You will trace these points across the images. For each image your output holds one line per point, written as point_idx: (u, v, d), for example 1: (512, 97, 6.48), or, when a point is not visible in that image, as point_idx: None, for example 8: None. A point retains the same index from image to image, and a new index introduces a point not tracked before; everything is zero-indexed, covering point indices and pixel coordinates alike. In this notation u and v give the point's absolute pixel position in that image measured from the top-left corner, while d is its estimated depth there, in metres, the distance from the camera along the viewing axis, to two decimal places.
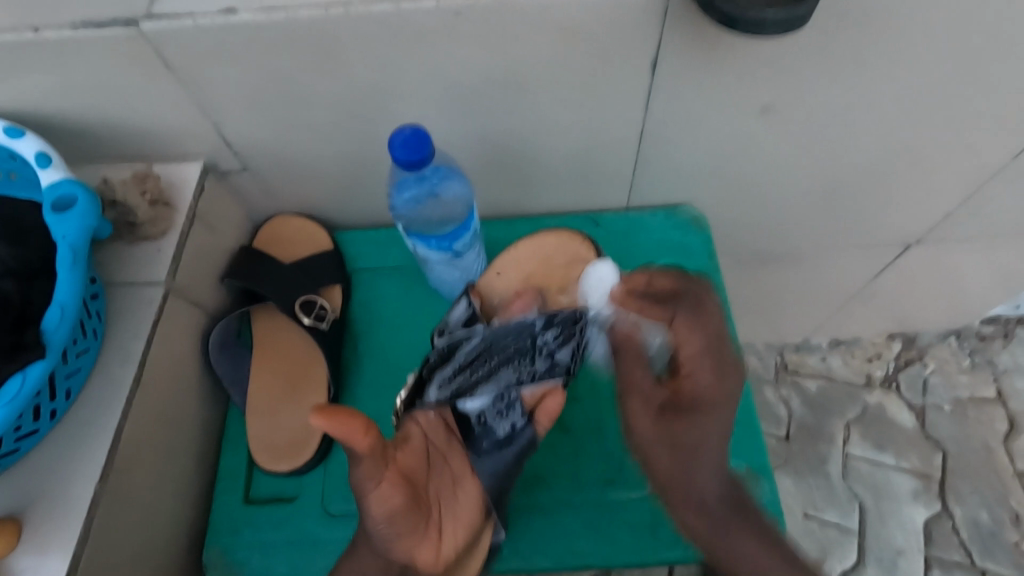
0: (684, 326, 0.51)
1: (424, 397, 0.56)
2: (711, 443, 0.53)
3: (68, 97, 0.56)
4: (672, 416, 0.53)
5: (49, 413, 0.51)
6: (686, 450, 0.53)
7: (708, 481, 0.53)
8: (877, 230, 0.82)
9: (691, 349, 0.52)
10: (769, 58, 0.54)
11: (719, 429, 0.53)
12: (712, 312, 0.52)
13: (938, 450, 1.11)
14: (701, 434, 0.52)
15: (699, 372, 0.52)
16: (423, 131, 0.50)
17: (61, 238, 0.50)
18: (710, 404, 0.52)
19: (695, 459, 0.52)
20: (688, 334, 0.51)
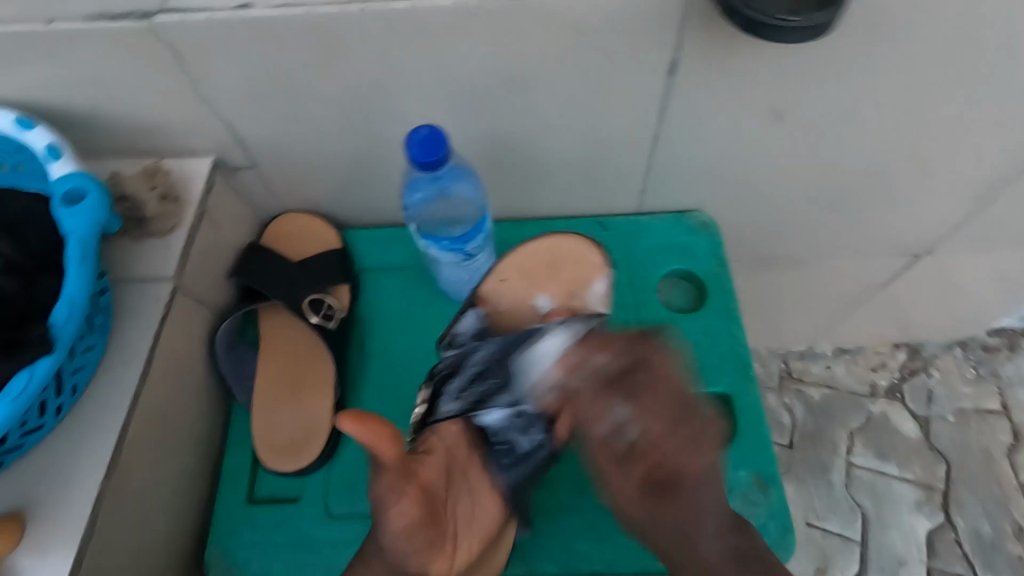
0: (630, 406, 0.45)
1: (436, 411, 0.58)
2: (698, 513, 0.48)
3: (78, 90, 0.56)
4: (651, 494, 0.48)
5: (55, 409, 0.50)
6: (665, 520, 0.48)
7: (704, 543, 0.49)
8: (886, 238, 0.81)
9: (650, 426, 0.46)
10: (788, 63, 0.54)
11: (706, 501, 0.48)
12: (666, 371, 0.46)
13: (941, 460, 1.10)
14: (686, 507, 0.48)
15: (664, 445, 0.46)
16: (440, 132, 0.49)
17: (71, 233, 0.49)
18: (689, 477, 0.47)
19: (673, 525, 0.48)
20: (645, 418, 0.45)
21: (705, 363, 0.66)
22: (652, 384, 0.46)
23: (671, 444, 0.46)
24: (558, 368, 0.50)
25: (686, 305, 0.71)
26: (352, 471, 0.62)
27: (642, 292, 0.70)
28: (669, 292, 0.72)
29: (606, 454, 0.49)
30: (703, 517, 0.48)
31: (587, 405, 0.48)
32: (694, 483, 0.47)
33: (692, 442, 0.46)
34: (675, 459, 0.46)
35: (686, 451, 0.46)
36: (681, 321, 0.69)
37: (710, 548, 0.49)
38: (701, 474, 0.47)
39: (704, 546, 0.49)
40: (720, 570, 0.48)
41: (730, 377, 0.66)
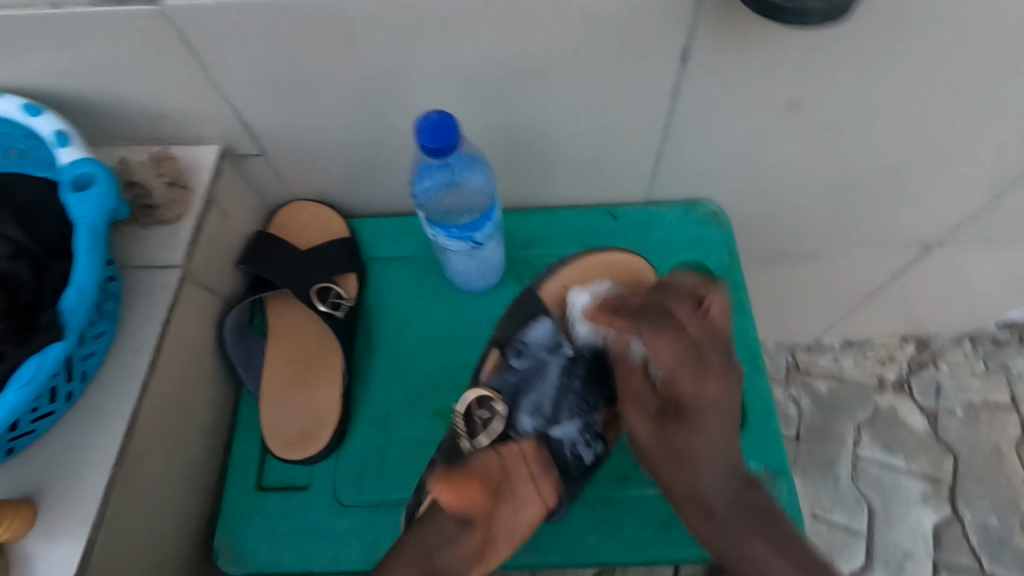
0: (648, 336, 0.49)
1: (515, 424, 0.60)
2: (705, 453, 0.51)
3: (85, 76, 0.56)
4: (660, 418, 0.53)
5: (65, 395, 0.50)
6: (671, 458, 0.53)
7: (711, 478, 0.52)
8: (899, 230, 0.80)
9: (666, 356, 0.49)
10: (804, 50, 0.53)
11: (713, 432, 0.51)
12: (688, 316, 0.50)
13: (949, 454, 1.10)
14: (699, 442, 0.51)
15: (681, 378, 0.50)
16: (451, 118, 0.48)
17: (80, 219, 0.49)
18: (695, 415, 0.51)
19: (683, 466, 0.52)
20: (658, 350, 0.49)
21: None
22: (668, 329, 0.49)
23: (683, 378, 0.50)
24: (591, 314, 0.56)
25: None
26: (361, 460, 0.62)
27: None
28: None
29: (631, 385, 0.55)
30: (712, 451, 0.52)
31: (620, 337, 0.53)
32: (712, 415, 0.51)
33: (699, 376, 0.50)
34: (685, 387, 0.50)
35: (715, 378, 0.50)
36: None
37: (712, 487, 0.52)
38: (710, 406, 0.51)
39: (710, 480, 0.52)
40: (713, 499, 0.52)
41: (740, 369, 0.65)
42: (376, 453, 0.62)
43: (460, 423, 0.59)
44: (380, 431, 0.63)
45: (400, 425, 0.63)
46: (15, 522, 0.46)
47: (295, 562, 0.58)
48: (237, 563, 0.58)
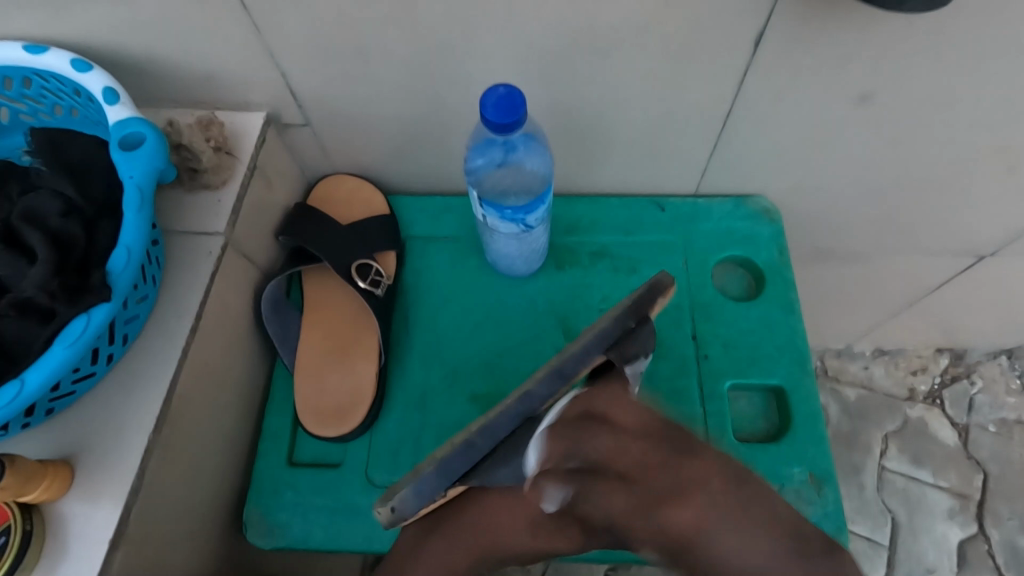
0: (599, 484, 0.46)
1: None
2: (733, 551, 0.40)
3: (136, 34, 0.54)
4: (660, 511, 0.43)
5: (106, 357, 0.49)
6: (707, 568, 0.41)
7: (757, 569, 0.40)
8: (955, 237, 0.76)
9: (631, 459, 0.45)
10: (885, 41, 0.50)
11: (723, 523, 0.41)
12: (628, 410, 0.48)
13: (979, 470, 1.07)
14: (728, 539, 0.40)
15: (651, 475, 0.44)
16: (518, 93, 0.47)
17: (128, 179, 0.48)
18: (662, 489, 0.44)
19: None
20: (619, 444, 0.46)
21: (762, 354, 0.64)
22: (601, 427, 0.47)
23: (647, 472, 0.45)
24: (551, 458, 0.47)
25: (741, 294, 0.68)
26: (395, 440, 0.61)
27: (696, 276, 0.68)
28: (723, 278, 0.69)
29: (638, 497, 0.44)
30: (737, 549, 0.40)
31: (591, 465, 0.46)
32: (683, 493, 0.43)
33: (675, 458, 0.45)
34: (658, 482, 0.44)
35: (690, 482, 0.43)
36: (738, 308, 0.66)
37: (759, 572, 0.39)
38: (698, 484, 0.43)
39: (748, 559, 0.40)
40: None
41: (787, 370, 0.63)
42: (409, 434, 0.61)
43: None
44: (414, 413, 0.62)
45: (434, 408, 0.62)
46: (54, 482, 0.45)
47: (326, 539, 0.58)
48: (267, 536, 0.58)
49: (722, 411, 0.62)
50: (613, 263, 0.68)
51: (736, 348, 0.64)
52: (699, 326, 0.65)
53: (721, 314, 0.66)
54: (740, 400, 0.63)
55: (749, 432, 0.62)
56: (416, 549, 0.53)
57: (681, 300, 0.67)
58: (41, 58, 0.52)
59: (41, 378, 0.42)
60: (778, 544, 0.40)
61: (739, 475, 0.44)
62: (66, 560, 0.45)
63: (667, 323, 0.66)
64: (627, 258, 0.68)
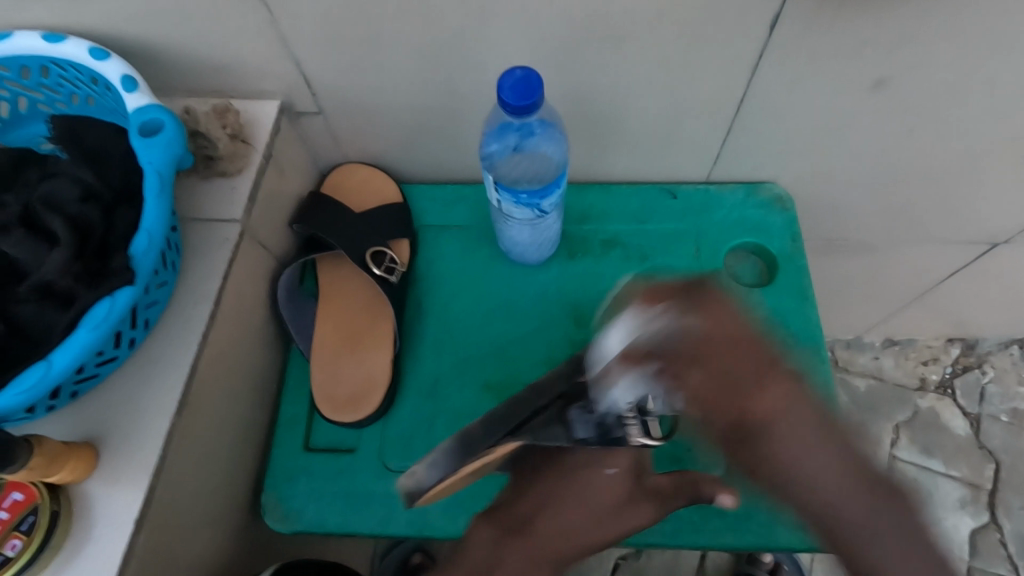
0: (693, 374, 0.43)
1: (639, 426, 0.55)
2: (802, 463, 0.42)
3: (152, 23, 0.55)
4: (738, 432, 0.44)
5: (128, 341, 0.50)
6: (765, 472, 0.43)
7: (829, 485, 0.42)
8: (968, 225, 0.76)
9: (730, 373, 0.43)
10: (902, 24, 0.49)
11: (799, 438, 0.42)
12: (721, 313, 0.44)
13: (990, 460, 1.06)
14: (790, 442, 0.42)
15: (760, 387, 0.43)
16: (536, 77, 0.47)
17: (148, 164, 0.48)
18: (760, 420, 0.43)
19: (780, 478, 0.43)
20: (710, 336, 0.43)
21: None
22: (713, 312, 0.43)
23: (749, 372, 0.43)
24: (642, 341, 0.44)
25: (754, 281, 0.68)
26: (408, 426, 0.61)
27: (709, 263, 0.68)
28: (736, 265, 0.69)
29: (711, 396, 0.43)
30: (815, 456, 0.42)
31: (691, 346, 0.43)
32: (775, 394, 0.43)
33: (763, 379, 0.43)
34: (756, 404, 0.42)
35: (767, 377, 0.43)
36: (750, 296, 0.66)
37: (833, 490, 0.42)
38: (786, 398, 0.42)
39: (823, 475, 0.42)
40: (841, 509, 0.42)
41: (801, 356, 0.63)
42: (424, 420, 0.62)
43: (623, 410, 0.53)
44: (429, 399, 0.62)
45: (448, 394, 0.62)
46: (78, 465, 0.46)
47: (342, 524, 0.58)
48: (284, 521, 0.58)
49: None
50: (624, 251, 0.68)
51: None
52: None
53: None
54: None
55: None
56: (497, 554, 0.53)
57: None
58: (59, 46, 0.53)
59: (66, 360, 0.43)
60: (828, 439, 0.42)
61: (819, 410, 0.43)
62: (92, 541, 0.46)
63: None
64: (638, 246, 0.69)
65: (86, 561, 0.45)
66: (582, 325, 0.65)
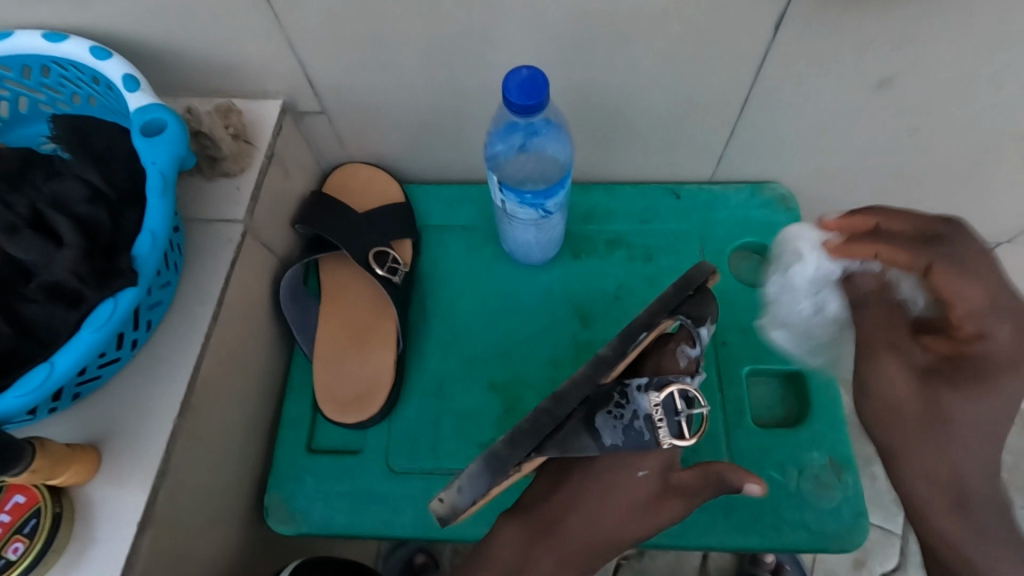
0: (943, 273, 0.45)
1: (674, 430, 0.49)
2: (978, 418, 0.48)
3: (154, 22, 0.54)
4: (931, 405, 0.49)
5: (131, 343, 0.49)
6: (941, 444, 0.49)
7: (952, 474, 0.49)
8: (973, 224, 0.75)
9: (972, 302, 0.45)
10: (908, 24, 0.49)
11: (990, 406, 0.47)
12: (979, 256, 0.45)
13: (993, 460, 1.06)
14: (969, 407, 0.48)
15: (997, 341, 0.46)
16: (541, 77, 0.47)
17: (151, 164, 0.48)
18: (988, 369, 0.47)
19: (953, 441, 0.48)
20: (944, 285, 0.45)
21: None
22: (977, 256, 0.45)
23: (1002, 325, 0.46)
24: (851, 254, 0.49)
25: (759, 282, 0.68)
26: (413, 426, 0.61)
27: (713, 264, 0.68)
28: (740, 266, 0.69)
29: (875, 326, 0.52)
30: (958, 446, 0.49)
31: (930, 276, 0.45)
32: (999, 371, 0.47)
33: (1018, 333, 0.46)
34: (982, 351, 0.47)
35: (953, 348, 0.48)
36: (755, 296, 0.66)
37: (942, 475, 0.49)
38: (1012, 364, 0.46)
39: (971, 471, 0.49)
40: (969, 483, 0.49)
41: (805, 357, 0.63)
42: (429, 420, 0.61)
43: (656, 412, 0.49)
44: (434, 399, 0.62)
45: (453, 395, 0.62)
46: (82, 468, 0.46)
47: (349, 524, 0.58)
48: (288, 522, 0.58)
49: (740, 398, 0.62)
50: (629, 251, 0.68)
51: (753, 335, 0.64)
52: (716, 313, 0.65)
53: (738, 302, 0.66)
54: (757, 387, 0.64)
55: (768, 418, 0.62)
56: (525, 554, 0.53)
57: None
58: (61, 45, 0.53)
59: (70, 362, 0.43)
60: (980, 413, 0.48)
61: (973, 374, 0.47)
62: (96, 542, 0.45)
63: None
64: (643, 246, 0.68)
65: (89, 564, 0.45)
66: (587, 325, 0.65)
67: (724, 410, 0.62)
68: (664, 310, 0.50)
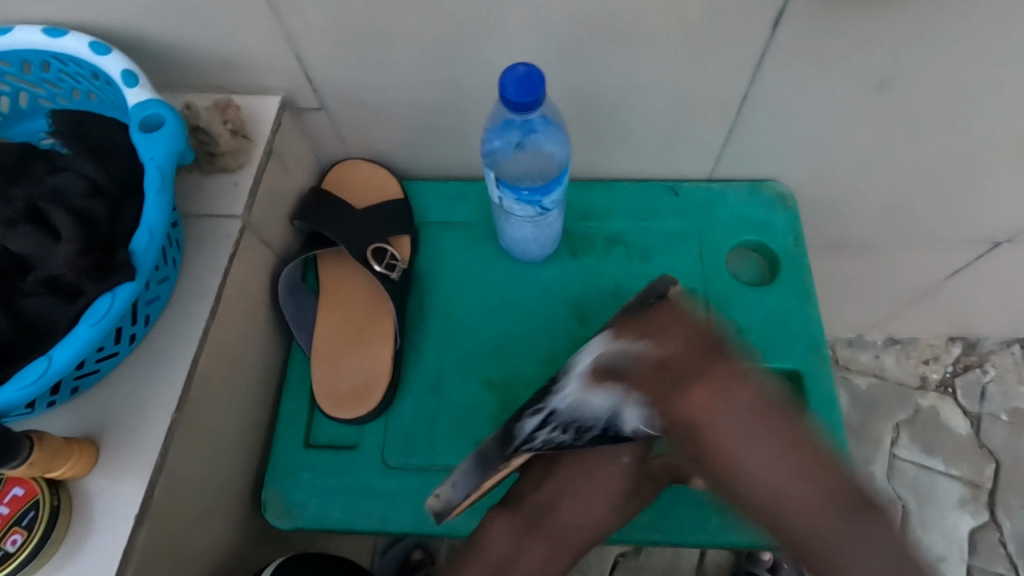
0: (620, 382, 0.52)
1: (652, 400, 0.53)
2: (750, 454, 0.48)
3: (155, 18, 0.54)
4: (761, 418, 0.48)
5: (129, 336, 0.50)
6: (809, 463, 0.47)
7: (774, 475, 0.47)
8: (974, 222, 0.75)
9: (687, 359, 0.50)
10: (907, 24, 0.49)
11: (763, 444, 0.47)
12: (685, 332, 0.51)
13: (991, 460, 1.05)
14: (744, 445, 0.47)
15: (693, 393, 0.48)
16: (538, 73, 0.47)
17: (149, 160, 0.48)
18: (704, 427, 0.48)
19: (727, 461, 0.48)
20: (644, 385, 0.51)
21: (777, 339, 0.64)
22: (675, 329, 0.51)
23: (695, 385, 0.48)
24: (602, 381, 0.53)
25: (756, 279, 0.68)
26: (409, 422, 0.62)
27: (711, 260, 0.68)
28: (738, 264, 0.69)
29: (659, 394, 0.50)
30: (765, 469, 0.47)
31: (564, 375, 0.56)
32: (728, 383, 0.48)
33: (722, 369, 0.49)
34: (702, 393, 0.48)
35: (705, 386, 0.48)
36: (752, 294, 0.66)
37: (792, 497, 0.47)
38: (727, 391, 0.48)
39: (759, 471, 0.48)
40: (776, 493, 0.47)
41: (801, 355, 0.63)
42: (426, 416, 0.62)
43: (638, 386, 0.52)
44: (431, 396, 0.62)
45: (449, 391, 0.62)
46: (80, 460, 0.46)
47: (345, 519, 0.58)
48: (285, 516, 0.59)
49: None
50: (627, 250, 0.68)
51: (750, 332, 0.64)
52: (713, 311, 0.65)
53: (735, 300, 0.66)
54: None
55: None
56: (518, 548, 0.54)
57: (696, 285, 0.67)
58: (60, 41, 0.53)
59: (67, 356, 0.43)
60: (790, 456, 0.47)
61: (765, 410, 0.48)
62: (95, 533, 0.46)
63: None
64: (642, 244, 0.68)
65: (88, 555, 0.45)
66: (583, 323, 0.65)
67: None
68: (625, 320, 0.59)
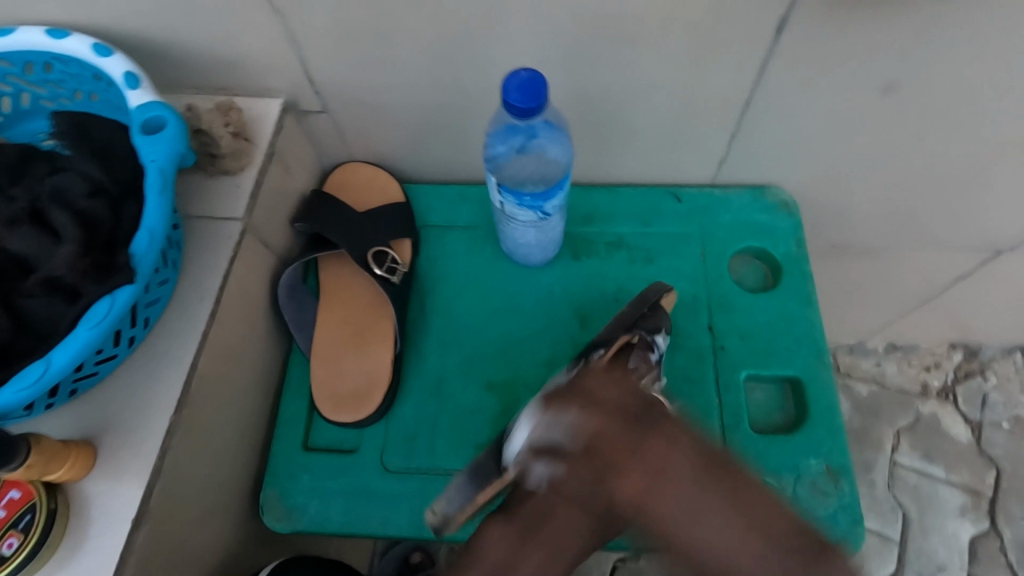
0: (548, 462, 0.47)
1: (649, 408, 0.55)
2: (662, 512, 0.43)
3: (158, 19, 0.54)
4: (635, 456, 0.44)
5: (128, 339, 0.49)
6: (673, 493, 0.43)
7: (730, 547, 0.41)
8: (976, 229, 0.75)
9: (605, 430, 0.46)
10: (912, 29, 0.49)
11: (668, 492, 0.43)
12: (603, 389, 0.48)
13: (992, 468, 1.05)
14: (630, 483, 0.44)
15: (626, 472, 0.44)
16: (541, 78, 0.47)
17: (150, 162, 0.48)
18: (635, 505, 0.44)
19: (670, 536, 0.43)
20: (574, 469, 0.46)
21: (779, 345, 0.64)
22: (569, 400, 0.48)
23: (607, 444, 0.45)
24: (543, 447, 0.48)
25: (758, 285, 0.68)
26: (409, 426, 0.61)
27: (713, 265, 0.68)
28: (740, 270, 0.69)
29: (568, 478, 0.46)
30: (719, 542, 0.42)
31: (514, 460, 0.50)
32: (645, 455, 0.44)
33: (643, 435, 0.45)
34: (639, 472, 0.44)
35: (636, 460, 0.44)
36: (754, 300, 0.66)
37: (750, 574, 0.41)
38: (654, 456, 0.44)
39: (715, 546, 0.42)
40: (748, 574, 0.40)
41: (803, 362, 0.63)
42: (425, 420, 0.61)
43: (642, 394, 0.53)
44: (431, 400, 0.62)
45: (450, 395, 0.62)
46: (78, 463, 0.46)
47: (343, 523, 0.58)
48: (284, 519, 0.58)
49: (737, 403, 0.62)
50: (629, 253, 0.68)
51: (752, 338, 0.64)
52: (715, 317, 0.65)
53: (737, 306, 0.66)
54: (755, 391, 0.64)
55: (766, 423, 0.62)
56: None
57: (698, 291, 0.66)
58: (63, 41, 0.53)
59: (66, 358, 0.43)
60: (749, 528, 0.42)
61: (708, 458, 0.45)
62: (92, 536, 0.46)
63: (682, 314, 0.65)
64: (643, 247, 0.68)
65: (85, 558, 0.45)
66: (585, 326, 0.65)
67: (721, 414, 0.61)
68: (622, 327, 0.58)
